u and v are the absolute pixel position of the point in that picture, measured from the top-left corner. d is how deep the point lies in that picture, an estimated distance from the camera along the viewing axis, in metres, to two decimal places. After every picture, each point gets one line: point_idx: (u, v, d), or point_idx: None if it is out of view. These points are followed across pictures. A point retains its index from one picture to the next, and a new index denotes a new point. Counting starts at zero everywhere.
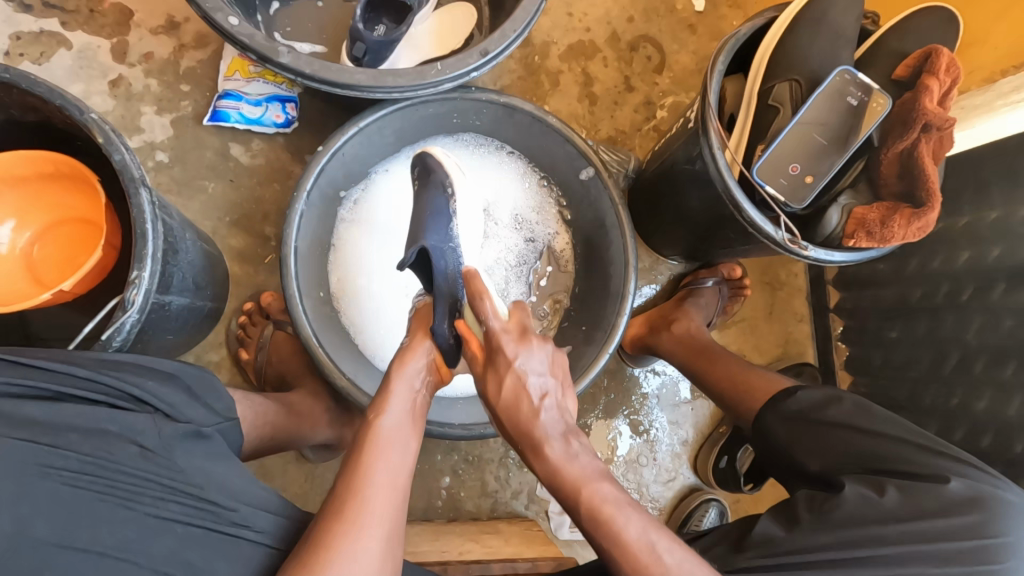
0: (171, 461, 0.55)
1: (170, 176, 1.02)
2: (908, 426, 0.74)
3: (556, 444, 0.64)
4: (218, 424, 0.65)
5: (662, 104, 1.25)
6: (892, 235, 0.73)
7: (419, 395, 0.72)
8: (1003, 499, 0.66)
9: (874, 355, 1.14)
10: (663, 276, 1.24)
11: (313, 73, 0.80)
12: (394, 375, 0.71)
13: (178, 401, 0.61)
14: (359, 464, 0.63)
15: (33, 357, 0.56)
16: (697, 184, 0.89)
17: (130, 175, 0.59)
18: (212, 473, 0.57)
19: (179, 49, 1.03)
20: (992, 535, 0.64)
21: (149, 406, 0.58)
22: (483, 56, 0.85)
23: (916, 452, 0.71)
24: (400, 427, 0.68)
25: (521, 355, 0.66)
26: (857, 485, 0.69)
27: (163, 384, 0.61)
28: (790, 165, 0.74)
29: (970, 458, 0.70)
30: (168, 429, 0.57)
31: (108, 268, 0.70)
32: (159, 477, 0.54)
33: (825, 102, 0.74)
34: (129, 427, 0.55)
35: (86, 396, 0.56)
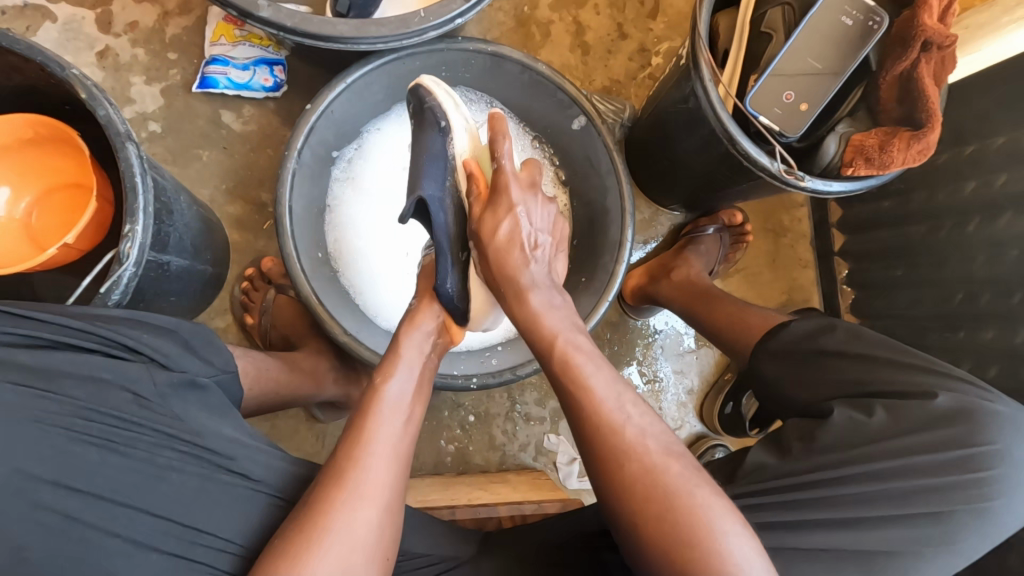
0: (166, 409, 0.58)
1: (165, 146, 1.02)
2: (900, 348, 0.75)
3: (539, 292, 0.70)
4: (215, 376, 0.66)
5: (657, 51, 1.22)
6: (891, 160, 0.71)
7: (426, 357, 0.74)
8: (990, 410, 0.68)
9: (879, 296, 1.12)
10: (664, 227, 1.22)
11: (295, 26, 0.79)
12: (402, 337, 0.74)
13: (173, 352, 0.62)
14: (360, 428, 0.64)
15: (27, 309, 0.58)
16: (690, 124, 0.87)
17: (114, 130, 0.59)
18: (208, 424, 0.60)
19: (163, 16, 1.02)
20: (979, 444, 0.66)
21: (143, 355, 0.60)
22: (467, 1, 0.83)
23: (906, 372, 0.71)
24: (405, 390, 0.69)
25: (524, 201, 0.72)
26: (846, 408, 0.70)
27: (158, 336, 0.62)
28: (784, 93, 0.72)
29: (958, 372, 0.72)
30: (162, 379, 0.59)
31: (105, 220, 0.73)
32: (155, 424, 0.57)
33: (818, 26, 0.72)
34: (123, 375, 0.57)
35: (80, 346, 0.57)
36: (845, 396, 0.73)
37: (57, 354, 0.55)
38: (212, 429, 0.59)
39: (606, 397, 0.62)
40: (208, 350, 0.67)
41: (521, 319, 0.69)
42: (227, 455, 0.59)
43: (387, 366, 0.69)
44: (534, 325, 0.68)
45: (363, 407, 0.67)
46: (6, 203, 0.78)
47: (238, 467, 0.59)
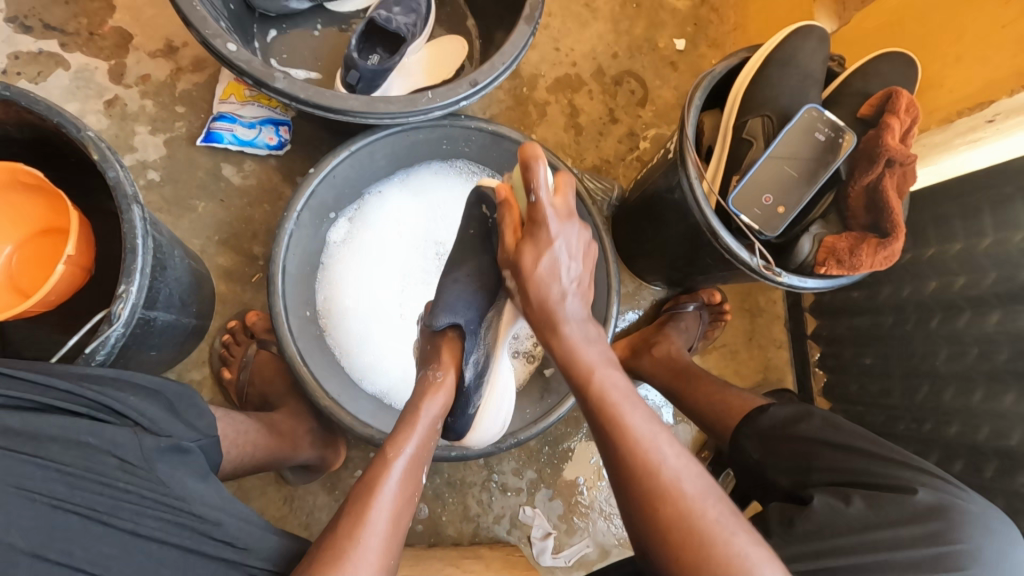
0: (152, 474, 0.56)
1: (162, 194, 1.03)
2: (875, 438, 0.77)
3: (573, 327, 0.71)
4: (198, 441, 0.64)
5: (645, 136, 1.30)
6: (861, 264, 0.77)
7: (436, 430, 0.72)
8: (964, 509, 0.68)
9: (849, 382, 1.17)
10: (646, 301, 1.26)
11: (307, 98, 0.82)
12: (421, 403, 0.71)
13: (159, 416, 0.61)
14: (361, 513, 0.61)
15: (20, 369, 0.57)
16: (676, 212, 0.92)
17: (122, 192, 0.60)
18: (194, 488, 0.57)
19: (175, 72, 1.06)
20: (954, 543, 0.66)
21: (129, 418, 0.58)
22: (472, 86, 0.89)
23: (881, 463, 0.73)
24: (409, 468, 0.66)
25: (562, 232, 0.70)
26: (825, 495, 0.72)
27: (145, 399, 0.61)
28: (763, 195, 0.78)
29: (932, 467, 0.73)
30: (148, 443, 0.57)
31: (93, 241, 0.74)
32: (142, 490, 0.54)
33: (793, 137, 0.78)
34: (108, 440, 0.55)
35: (66, 409, 0.56)
36: (825, 482, 0.75)
37: (49, 418, 0.55)
38: (198, 498, 0.56)
39: (616, 394, 0.66)
40: (195, 412, 0.66)
41: (577, 378, 0.68)
42: (209, 525, 0.56)
43: (401, 439, 0.67)
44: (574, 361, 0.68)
45: (370, 478, 0.64)
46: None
47: (223, 534, 0.56)
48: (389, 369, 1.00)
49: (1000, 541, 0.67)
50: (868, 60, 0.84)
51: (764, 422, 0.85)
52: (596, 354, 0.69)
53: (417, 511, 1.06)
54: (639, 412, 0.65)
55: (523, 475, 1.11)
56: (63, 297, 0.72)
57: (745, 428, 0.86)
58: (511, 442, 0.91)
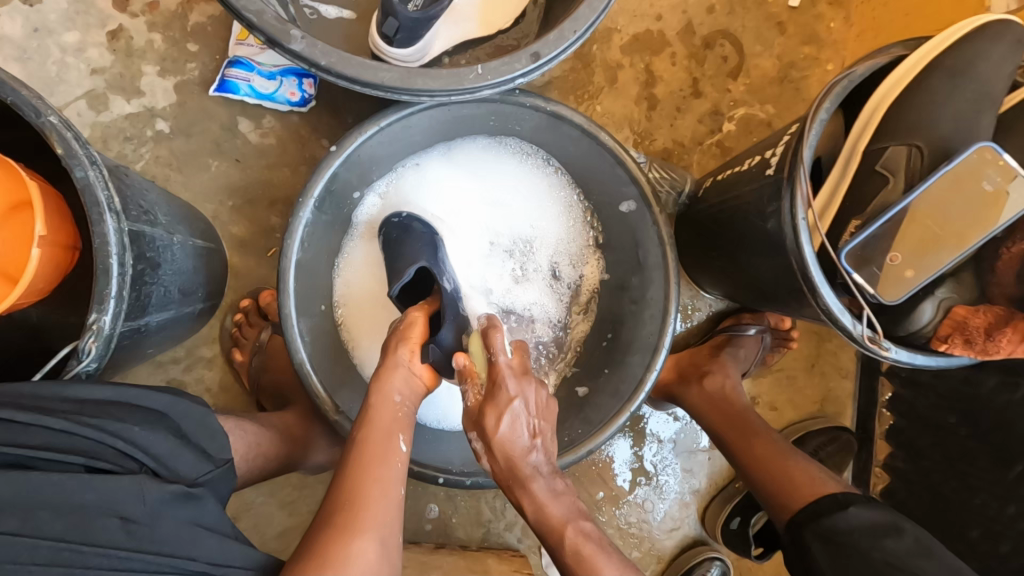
0: (154, 535, 0.48)
1: (171, 149, 0.92)
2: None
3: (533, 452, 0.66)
4: (208, 474, 0.55)
5: (731, 116, 1.09)
6: (999, 349, 0.61)
7: (404, 408, 0.69)
8: None
9: (922, 434, 1.03)
10: (701, 312, 1.12)
11: (329, 66, 0.66)
12: (373, 390, 0.68)
13: (168, 448, 0.53)
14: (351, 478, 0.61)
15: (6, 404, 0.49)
16: (763, 240, 0.76)
17: (92, 198, 0.49)
18: (202, 541, 0.50)
19: (187, 0, 0.90)
20: None
21: (136, 460, 0.51)
22: (533, 61, 0.71)
23: None
24: (384, 435, 0.66)
25: (522, 393, 0.66)
26: None
27: (151, 429, 0.52)
28: (889, 253, 0.61)
29: None
30: (153, 493, 0.49)
31: (61, 207, 0.64)
32: (144, 555, 0.48)
33: (953, 180, 0.58)
34: (106, 496, 0.48)
35: (62, 456, 0.49)
36: None
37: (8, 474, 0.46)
38: (207, 551, 0.50)
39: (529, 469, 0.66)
40: (207, 435, 0.58)
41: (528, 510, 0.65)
42: None
43: (367, 414, 0.67)
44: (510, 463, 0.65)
45: (355, 452, 0.64)
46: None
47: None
48: None
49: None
50: None
51: (838, 522, 0.70)
52: (564, 509, 0.65)
53: (427, 511, 1.02)
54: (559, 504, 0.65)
55: None
56: (53, 283, 0.64)
57: (807, 521, 0.72)
58: None
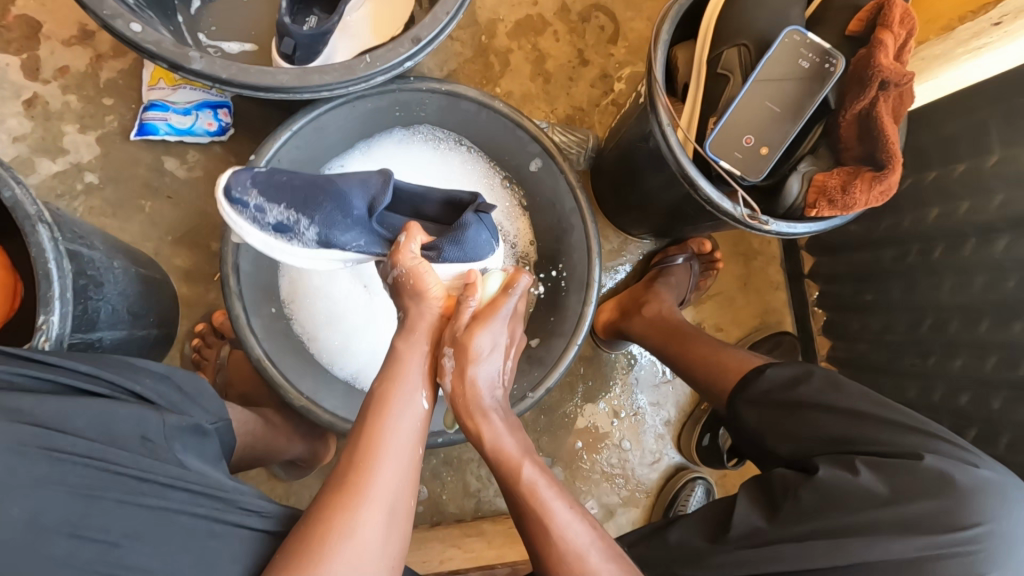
0: (173, 455, 0.54)
1: (103, 198, 0.96)
2: (889, 404, 0.70)
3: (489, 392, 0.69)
4: (216, 422, 0.65)
5: (619, 77, 1.20)
6: (855, 201, 0.70)
7: (432, 362, 0.70)
8: (976, 477, 0.62)
9: (849, 319, 1.12)
10: (632, 256, 1.20)
11: (230, 77, 0.74)
12: (401, 345, 0.70)
13: (172, 397, 0.61)
14: (364, 441, 0.61)
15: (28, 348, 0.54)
16: (651, 161, 0.86)
17: (23, 213, 0.54)
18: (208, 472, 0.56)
19: (96, 59, 0.96)
20: (967, 521, 0.60)
21: (149, 400, 0.58)
22: (415, 44, 0.79)
23: (889, 431, 0.67)
24: (411, 391, 0.66)
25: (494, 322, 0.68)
26: (832, 467, 0.65)
27: (161, 381, 0.61)
28: (744, 137, 0.70)
29: (939, 431, 0.67)
30: (171, 422, 0.57)
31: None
32: (165, 467, 0.52)
33: (774, 66, 0.69)
34: (132, 420, 0.54)
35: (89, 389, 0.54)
36: (829, 451, 0.69)
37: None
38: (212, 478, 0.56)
39: (531, 484, 0.65)
40: (206, 397, 0.66)
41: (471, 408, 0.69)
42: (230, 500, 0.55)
43: (387, 372, 0.67)
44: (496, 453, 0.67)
45: (375, 407, 0.64)
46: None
47: (247, 505, 0.56)
48: (363, 354, 0.96)
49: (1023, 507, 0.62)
50: None
51: (761, 385, 0.77)
52: (518, 445, 0.67)
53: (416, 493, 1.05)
54: (562, 513, 0.63)
55: None
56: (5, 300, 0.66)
57: (738, 394, 0.79)
58: None
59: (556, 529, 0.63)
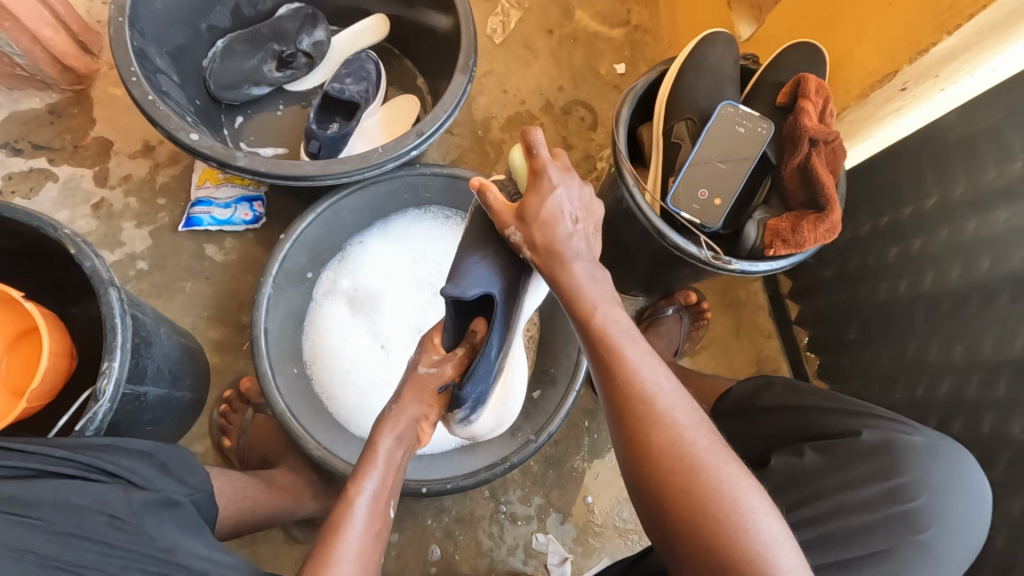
0: (142, 529, 0.57)
1: (151, 281, 1.10)
2: (835, 394, 0.77)
3: (579, 261, 0.66)
4: (191, 496, 0.68)
5: (601, 156, 1.37)
6: (805, 240, 0.79)
7: (399, 463, 0.71)
8: (907, 441, 0.70)
9: (840, 360, 1.17)
10: (626, 312, 1.28)
11: (268, 170, 0.90)
12: (375, 444, 0.71)
13: (150, 474, 0.65)
14: (330, 552, 0.59)
15: (12, 442, 0.59)
16: (628, 219, 0.98)
17: (99, 278, 0.67)
18: (180, 542, 0.59)
19: (154, 168, 1.15)
20: (899, 477, 0.67)
21: (121, 478, 0.61)
22: (419, 136, 0.95)
23: (832, 416, 0.74)
24: (378, 495, 0.67)
25: (562, 183, 0.67)
26: (781, 454, 0.72)
27: (136, 459, 0.65)
28: (699, 191, 0.82)
29: (876, 409, 0.75)
30: (138, 498, 0.59)
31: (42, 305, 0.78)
32: (131, 544, 0.56)
33: (715, 132, 0.83)
34: (99, 499, 0.57)
35: (61, 472, 0.58)
36: (783, 444, 0.76)
37: (44, 486, 0.56)
38: (184, 549, 0.58)
39: (617, 328, 0.62)
40: (185, 469, 0.70)
41: (564, 286, 0.65)
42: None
43: (362, 474, 0.67)
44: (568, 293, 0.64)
45: (333, 523, 0.63)
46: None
47: None
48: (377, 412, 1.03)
49: (952, 464, 0.69)
50: (777, 54, 0.92)
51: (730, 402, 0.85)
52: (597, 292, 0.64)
53: (429, 553, 1.06)
54: (635, 346, 0.61)
55: (531, 501, 1.12)
56: (68, 349, 0.79)
57: (714, 415, 0.87)
58: (504, 466, 0.94)
59: (680, 439, 0.56)
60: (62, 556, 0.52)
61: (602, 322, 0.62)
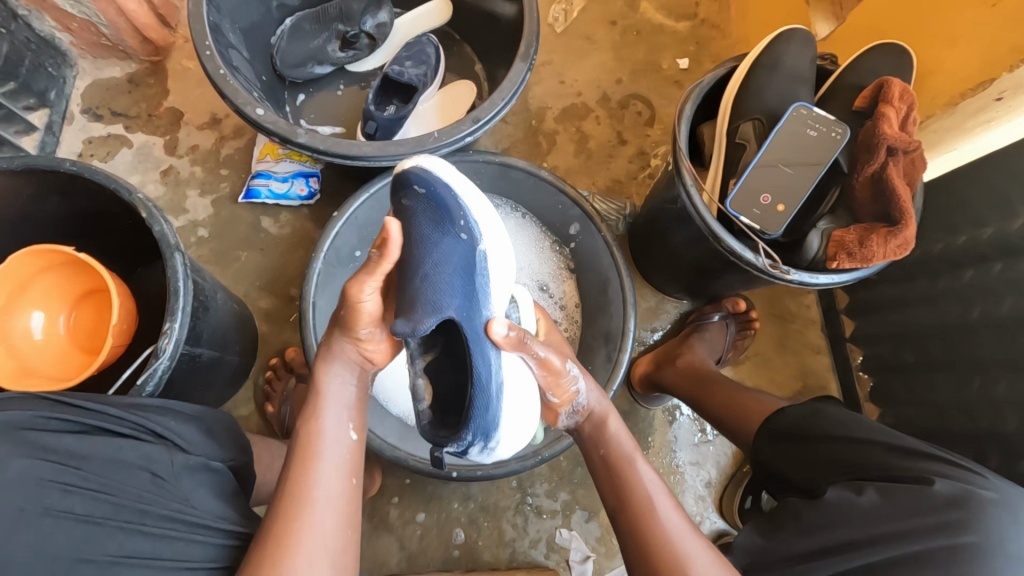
0: (180, 491, 0.60)
1: (210, 249, 1.15)
2: (908, 438, 0.71)
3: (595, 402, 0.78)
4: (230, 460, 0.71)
5: (655, 153, 1.33)
6: (873, 254, 0.75)
7: (352, 392, 0.72)
8: (987, 498, 0.62)
9: (896, 384, 1.10)
10: (670, 315, 1.25)
11: (326, 148, 0.92)
12: (322, 377, 0.71)
13: (193, 437, 0.66)
14: (298, 478, 0.63)
15: (68, 396, 0.61)
16: (680, 221, 0.96)
17: (166, 242, 0.70)
18: (213, 506, 0.62)
19: (219, 139, 1.19)
20: (970, 535, 0.60)
21: (168, 441, 0.63)
22: (474, 123, 0.95)
23: (898, 458, 0.69)
24: (337, 425, 0.68)
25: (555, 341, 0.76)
26: (836, 488, 0.68)
27: (182, 422, 0.66)
28: (762, 196, 0.79)
29: (952, 458, 0.68)
30: (182, 461, 0.62)
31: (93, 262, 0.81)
32: (169, 503, 0.59)
33: (785, 135, 0.80)
34: (145, 457, 0.59)
35: (113, 430, 0.60)
36: (839, 476, 0.71)
37: (97, 440, 0.58)
38: (215, 513, 0.61)
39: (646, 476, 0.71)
40: (227, 432, 0.73)
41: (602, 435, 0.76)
42: (226, 537, 0.61)
43: (312, 411, 0.68)
44: (601, 443, 0.76)
45: (298, 453, 0.65)
46: (45, 327, 0.87)
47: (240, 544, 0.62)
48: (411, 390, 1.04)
49: None
50: (858, 56, 0.87)
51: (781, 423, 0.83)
52: (631, 445, 0.75)
53: (452, 537, 1.08)
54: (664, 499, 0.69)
55: (557, 496, 1.11)
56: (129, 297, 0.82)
57: (762, 433, 0.84)
58: (535, 459, 0.93)
59: (673, 538, 0.65)
60: (107, 515, 0.55)
61: (630, 474, 0.71)
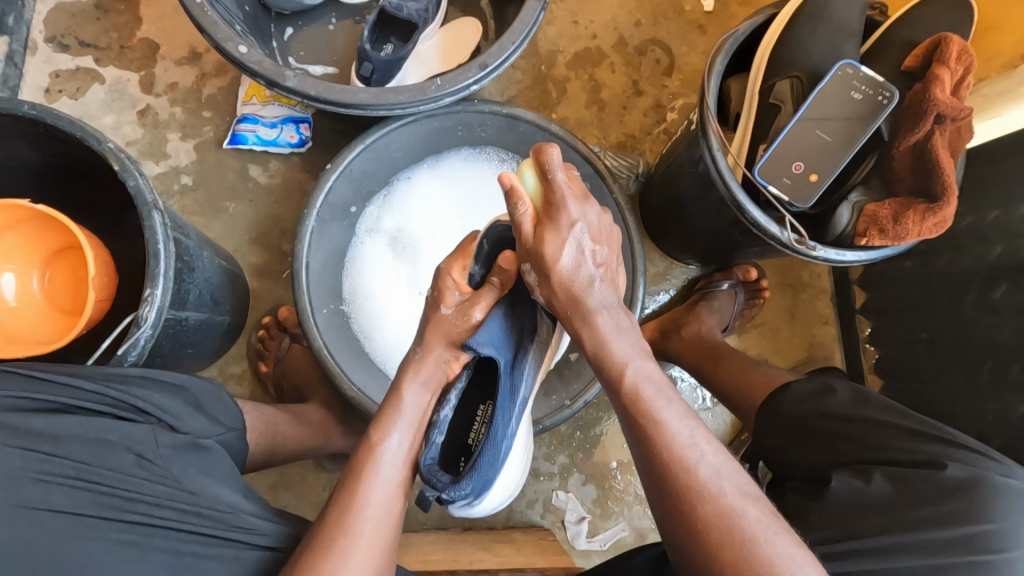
0: (168, 470, 0.57)
1: (195, 199, 1.08)
2: (919, 419, 0.71)
3: (607, 315, 0.65)
4: (220, 434, 0.68)
5: (672, 107, 1.24)
6: (907, 233, 0.70)
7: (430, 407, 0.67)
8: (1003, 484, 0.62)
9: (903, 359, 1.08)
10: (677, 280, 1.21)
11: (318, 94, 0.84)
12: (402, 388, 0.67)
13: (180, 410, 0.63)
14: (353, 492, 0.60)
15: (49, 372, 0.59)
16: (699, 186, 0.89)
17: (142, 200, 0.64)
18: (207, 485, 0.59)
19: (200, 77, 1.09)
20: (985, 523, 0.60)
21: (150, 416, 0.60)
22: (481, 70, 0.86)
23: (911, 440, 0.68)
24: (402, 446, 0.64)
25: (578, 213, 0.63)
26: (844, 475, 0.67)
27: (167, 396, 0.63)
28: (794, 165, 0.72)
29: (964, 441, 0.67)
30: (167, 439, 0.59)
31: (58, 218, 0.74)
32: (157, 483, 0.56)
33: (825, 96, 0.72)
34: (127, 436, 0.57)
35: (94, 408, 0.58)
36: (847, 459, 0.70)
37: (75, 419, 0.56)
38: (210, 492, 0.59)
39: (651, 387, 0.61)
40: (215, 405, 0.69)
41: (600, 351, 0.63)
42: (225, 516, 0.58)
43: (384, 423, 0.64)
44: (600, 351, 0.63)
45: (357, 467, 0.62)
46: (16, 285, 0.82)
47: (241, 523, 0.59)
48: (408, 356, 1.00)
49: None
50: (913, 7, 0.78)
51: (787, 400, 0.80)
52: (627, 347, 0.63)
53: None
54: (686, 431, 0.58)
55: (555, 460, 1.11)
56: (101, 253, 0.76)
57: (765, 409, 0.82)
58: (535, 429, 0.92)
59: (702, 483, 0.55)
60: (92, 500, 0.53)
61: (635, 387, 0.61)
